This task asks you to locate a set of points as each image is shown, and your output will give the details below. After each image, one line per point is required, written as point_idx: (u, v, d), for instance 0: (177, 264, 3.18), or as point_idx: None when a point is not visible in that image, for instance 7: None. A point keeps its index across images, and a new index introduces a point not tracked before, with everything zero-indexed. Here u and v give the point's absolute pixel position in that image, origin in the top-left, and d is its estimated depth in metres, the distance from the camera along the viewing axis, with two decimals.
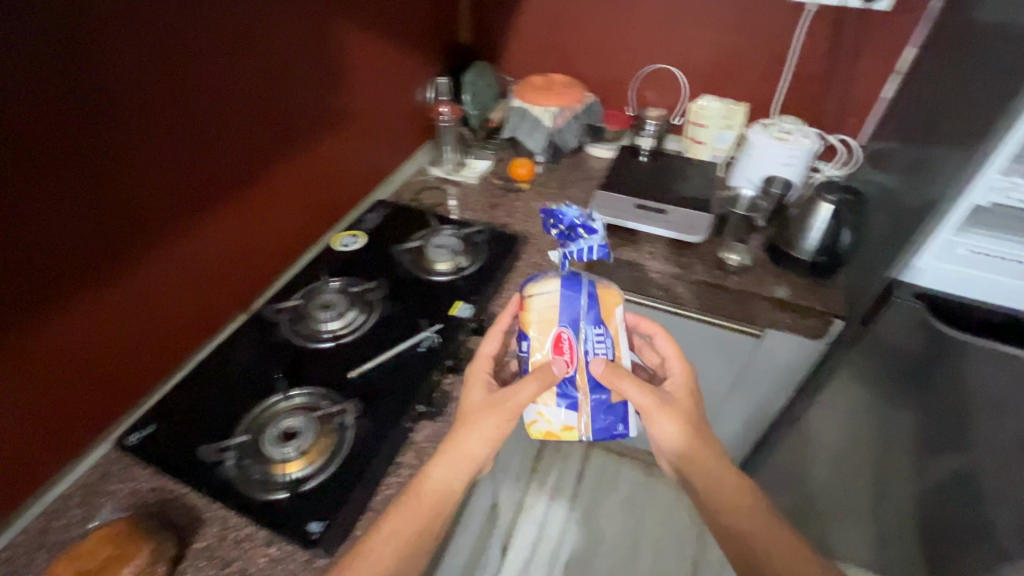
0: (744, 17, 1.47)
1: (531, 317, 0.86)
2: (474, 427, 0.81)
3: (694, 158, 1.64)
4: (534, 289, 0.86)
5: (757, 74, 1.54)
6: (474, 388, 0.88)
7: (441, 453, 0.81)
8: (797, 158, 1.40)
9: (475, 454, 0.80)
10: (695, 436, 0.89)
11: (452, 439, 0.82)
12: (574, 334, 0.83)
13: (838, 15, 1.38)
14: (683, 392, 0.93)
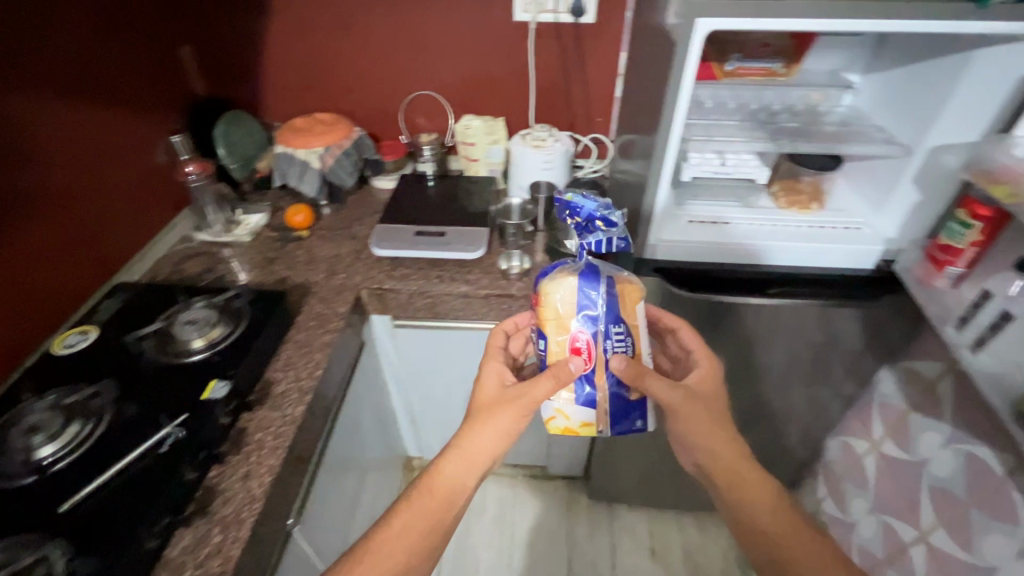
0: (481, 39, 1.54)
1: (549, 315, 0.90)
2: (486, 429, 0.89)
3: (473, 174, 1.70)
4: (549, 288, 0.89)
5: (509, 89, 1.63)
6: (490, 381, 0.96)
7: (452, 454, 0.90)
8: (554, 161, 1.52)
9: (485, 453, 0.90)
10: (720, 428, 0.92)
11: (465, 441, 0.90)
12: (594, 332, 0.88)
13: (558, 30, 1.51)
14: (705, 388, 0.95)
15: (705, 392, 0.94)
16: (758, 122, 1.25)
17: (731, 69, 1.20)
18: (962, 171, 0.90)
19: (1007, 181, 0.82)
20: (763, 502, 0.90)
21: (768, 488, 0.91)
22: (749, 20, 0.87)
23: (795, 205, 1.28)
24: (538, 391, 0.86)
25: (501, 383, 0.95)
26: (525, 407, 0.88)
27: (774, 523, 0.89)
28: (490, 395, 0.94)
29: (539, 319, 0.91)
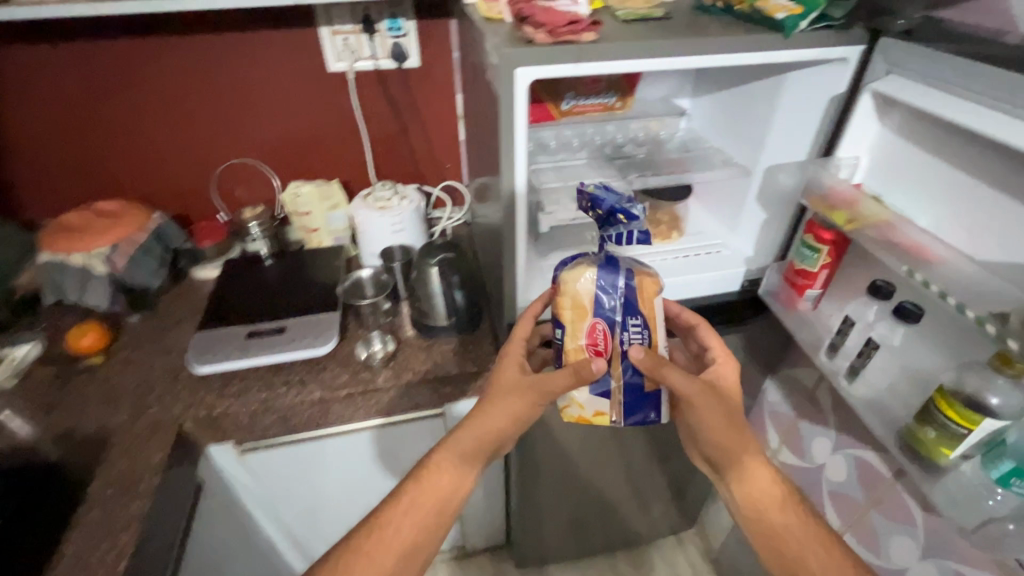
0: (294, 93, 1.34)
1: (564, 303, 0.80)
2: (502, 407, 0.84)
3: (318, 246, 1.48)
4: (565, 277, 0.79)
5: (340, 144, 1.44)
6: (509, 364, 0.88)
7: (469, 428, 0.86)
8: (404, 222, 1.36)
9: (497, 428, 0.85)
10: (744, 430, 0.81)
11: (481, 419, 0.85)
12: (609, 324, 0.79)
13: (381, 76, 1.35)
14: (729, 392, 0.83)
15: (722, 394, 0.81)
16: (605, 157, 1.21)
17: (567, 108, 1.13)
18: (801, 196, 0.88)
19: (846, 208, 0.80)
20: (777, 504, 0.81)
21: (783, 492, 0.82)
22: (568, 66, 0.78)
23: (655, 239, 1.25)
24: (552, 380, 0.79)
25: (518, 367, 0.88)
26: (534, 394, 0.83)
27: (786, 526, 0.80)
28: (508, 375, 0.87)
29: (555, 309, 0.81)
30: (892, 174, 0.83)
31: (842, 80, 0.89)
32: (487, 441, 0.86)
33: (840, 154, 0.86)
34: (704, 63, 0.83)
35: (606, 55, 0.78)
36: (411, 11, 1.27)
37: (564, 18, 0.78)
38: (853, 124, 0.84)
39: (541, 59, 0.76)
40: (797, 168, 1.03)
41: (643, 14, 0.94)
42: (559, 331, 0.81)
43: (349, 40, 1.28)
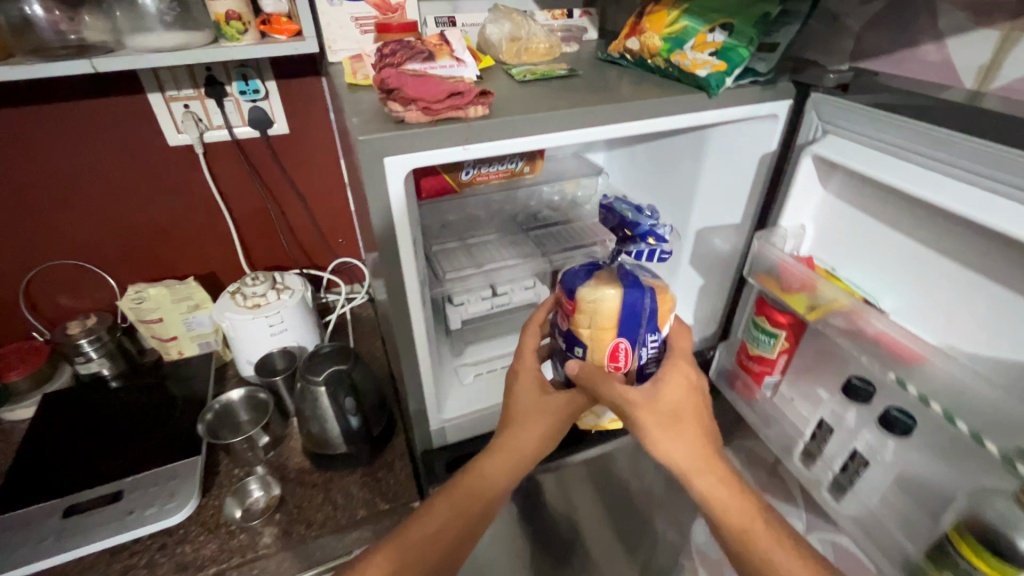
0: (126, 175, 1.06)
1: (582, 318, 0.62)
2: (527, 427, 0.67)
3: (179, 354, 1.19)
4: (586, 290, 0.60)
5: (198, 229, 1.17)
6: (522, 374, 0.70)
7: (494, 453, 0.66)
8: (286, 321, 1.10)
9: (529, 449, 0.66)
10: (701, 435, 0.60)
11: (508, 441, 0.66)
12: (632, 341, 0.63)
13: (241, 147, 1.11)
14: (673, 392, 0.61)
15: (662, 398, 0.60)
16: (518, 228, 1.05)
17: (468, 178, 0.95)
18: (748, 275, 0.77)
19: (802, 290, 0.68)
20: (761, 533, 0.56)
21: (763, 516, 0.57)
22: (455, 149, 0.59)
23: None
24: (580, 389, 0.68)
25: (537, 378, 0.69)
26: (571, 406, 0.67)
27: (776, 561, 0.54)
28: (524, 390, 0.69)
29: (570, 322, 0.64)
30: (842, 246, 0.72)
31: (772, 135, 0.79)
32: (513, 466, 0.66)
33: (783, 223, 0.74)
34: (622, 131, 0.68)
35: (502, 131, 0.61)
36: (268, 70, 1.04)
37: (442, 89, 0.59)
38: (794, 192, 0.72)
39: (418, 142, 0.57)
40: (732, 231, 0.91)
41: (544, 72, 0.79)
42: (573, 348, 0.65)
43: (192, 107, 1.03)
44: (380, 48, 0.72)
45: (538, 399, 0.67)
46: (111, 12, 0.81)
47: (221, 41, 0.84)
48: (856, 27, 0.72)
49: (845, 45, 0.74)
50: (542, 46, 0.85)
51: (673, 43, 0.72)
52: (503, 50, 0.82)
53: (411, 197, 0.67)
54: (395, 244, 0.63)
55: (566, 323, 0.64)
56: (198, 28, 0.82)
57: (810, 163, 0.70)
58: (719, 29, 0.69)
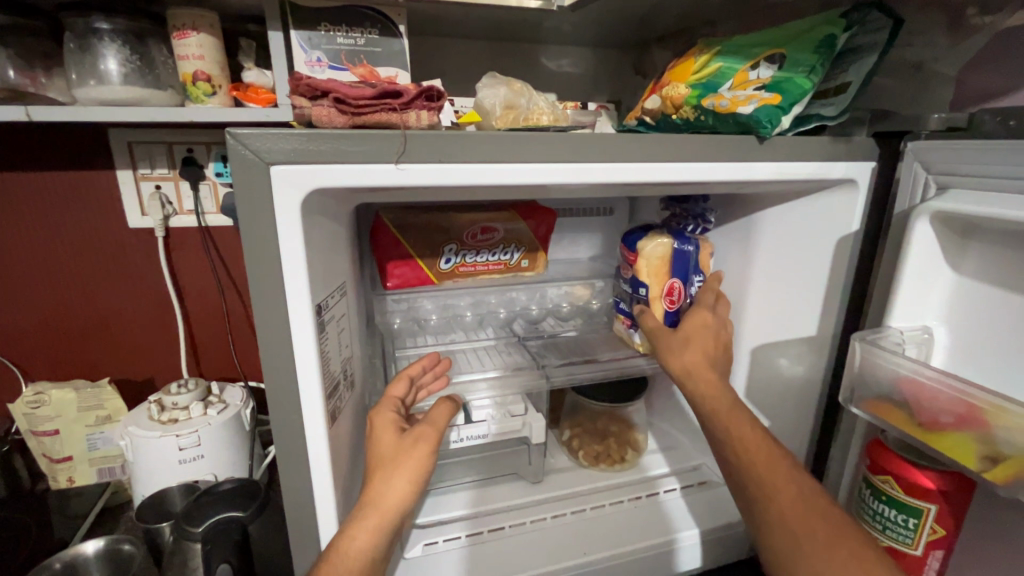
0: (72, 258, 0.93)
1: (639, 264, 0.71)
2: (394, 474, 0.48)
3: (69, 483, 0.91)
4: (643, 239, 0.70)
5: (143, 326, 0.99)
6: (382, 411, 0.54)
7: (362, 517, 0.47)
8: (202, 445, 0.84)
9: (402, 505, 0.48)
10: (710, 360, 0.58)
11: (375, 497, 0.47)
12: (683, 280, 0.71)
13: (209, 236, 0.98)
14: (698, 326, 0.60)
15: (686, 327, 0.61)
16: (513, 337, 0.80)
17: (449, 268, 0.75)
18: (848, 402, 0.49)
19: (961, 426, 0.39)
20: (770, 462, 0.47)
21: (780, 451, 0.48)
22: (383, 167, 0.40)
23: (601, 462, 0.76)
24: (438, 411, 0.55)
25: (395, 417, 0.54)
26: (436, 434, 0.52)
27: (776, 489, 0.45)
28: (382, 434, 0.51)
29: (629, 270, 0.73)
30: (1005, 360, 0.44)
31: (852, 211, 0.57)
32: (386, 530, 0.47)
33: (897, 324, 0.48)
34: (638, 177, 0.48)
35: (456, 151, 0.42)
36: None
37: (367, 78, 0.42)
38: (907, 276, 0.47)
39: (324, 148, 0.39)
40: (804, 349, 0.64)
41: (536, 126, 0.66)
42: (636, 293, 0.72)
43: (163, 189, 0.93)
44: None
45: (402, 443, 0.50)
46: (71, 71, 0.72)
47: (187, 104, 0.75)
48: (951, 72, 0.54)
49: (939, 96, 0.55)
50: (544, 116, 0.71)
51: (704, 87, 0.56)
52: (496, 115, 0.70)
53: (327, 248, 0.46)
54: (282, 306, 0.41)
55: (628, 272, 0.74)
56: (162, 87, 0.74)
57: (930, 231, 0.46)
58: (764, 62, 0.53)
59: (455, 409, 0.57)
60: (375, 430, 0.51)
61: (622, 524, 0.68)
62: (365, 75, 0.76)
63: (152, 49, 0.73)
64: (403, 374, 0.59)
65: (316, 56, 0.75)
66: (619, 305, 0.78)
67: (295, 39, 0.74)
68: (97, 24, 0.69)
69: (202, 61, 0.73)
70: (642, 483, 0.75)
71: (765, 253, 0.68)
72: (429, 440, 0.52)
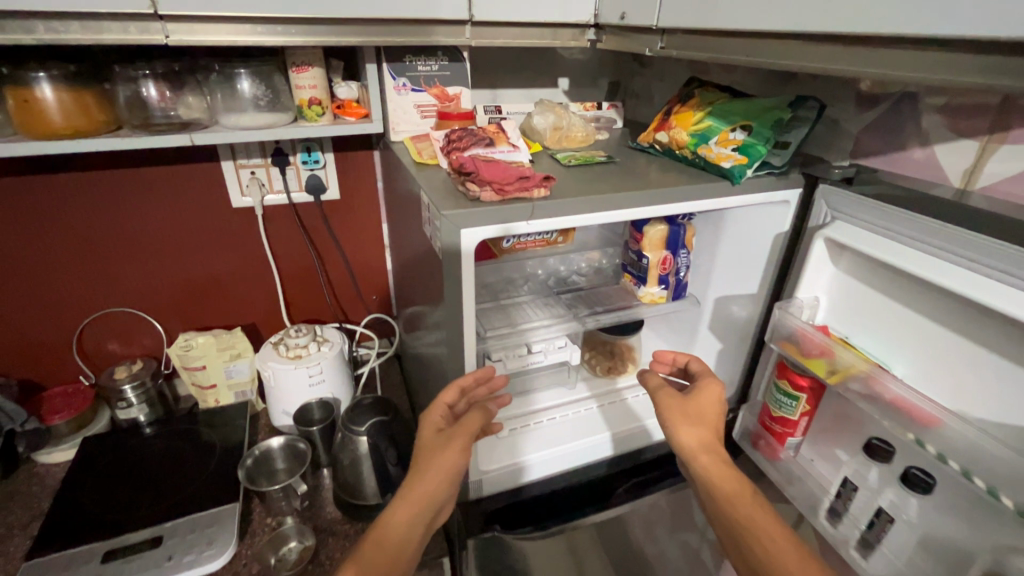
0: (189, 232, 1.15)
1: (646, 242, 1.01)
2: (428, 468, 0.73)
3: (215, 403, 1.23)
4: (649, 224, 1.00)
5: (246, 283, 1.25)
6: (431, 415, 0.80)
7: (403, 501, 0.72)
8: (324, 373, 1.15)
9: (433, 492, 0.73)
10: (714, 436, 0.78)
11: (412, 486, 0.73)
12: (674, 252, 1.03)
13: (295, 210, 1.21)
14: (706, 403, 0.81)
15: (696, 404, 0.81)
16: (550, 291, 1.12)
17: (509, 246, 1.04)
18: (768, 341, 0.84)
19: (821, 355, 0.75)
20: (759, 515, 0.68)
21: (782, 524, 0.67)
22: (520, 224, 0.69)
23: (611, 373, 1.14)
24: (471, 419, 0.79)
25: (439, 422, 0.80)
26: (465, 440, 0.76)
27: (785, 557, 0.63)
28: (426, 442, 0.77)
29: (637, 243, 1.03)
30: (851, 318, 0.80)
31: (785, 219, 0.89)
32: (418, 512, 0.72)
33: (800, 295, 0.83)
34: (656, 213, 0.79)
35: (558, 210, 0.71)
36: (329, 144, 1.16)
37: (510, 173, 0.69)
38: (808, 269, 0.81)
39: (489, 217, 0.67)
40: (748, 301, 1.00)
41: (586, 158, 0.90)
42: (640, 259, 1.04)
43: (258, 174, 1.14)
44: (447, 134, 0.83)
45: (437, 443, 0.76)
46: (213, 95, 0.90)
47: (300, 121, 0.95)
48: (853, 130, 0.85)
49: (844, 145, 0.86)
50: (581, 134, 0.98)
51: (699, 138, 0.84)
52: (547, 135, 0.95)
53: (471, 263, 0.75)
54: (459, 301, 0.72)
55: (636, 246, 1.04)
56: (284, 109, 0.94)
57: (822, 245, 0.79)
58: (740, 128, 0.81)
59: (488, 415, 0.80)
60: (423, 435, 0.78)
61: (567, 428, 1.04)
62: (439, 96, 0.98)
63: (276, 81, 0.92)
64: (455, 383, 0.84)
65: (402, 82, 0.97)
66: (628, 267, 1.10)
67: (387, 69, 0.95)
68: (237, 66, 0.89)
69: (315, 90, 0.94)
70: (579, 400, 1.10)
71: (729, 236, 1.00)
72: (459, 443, 0.76)
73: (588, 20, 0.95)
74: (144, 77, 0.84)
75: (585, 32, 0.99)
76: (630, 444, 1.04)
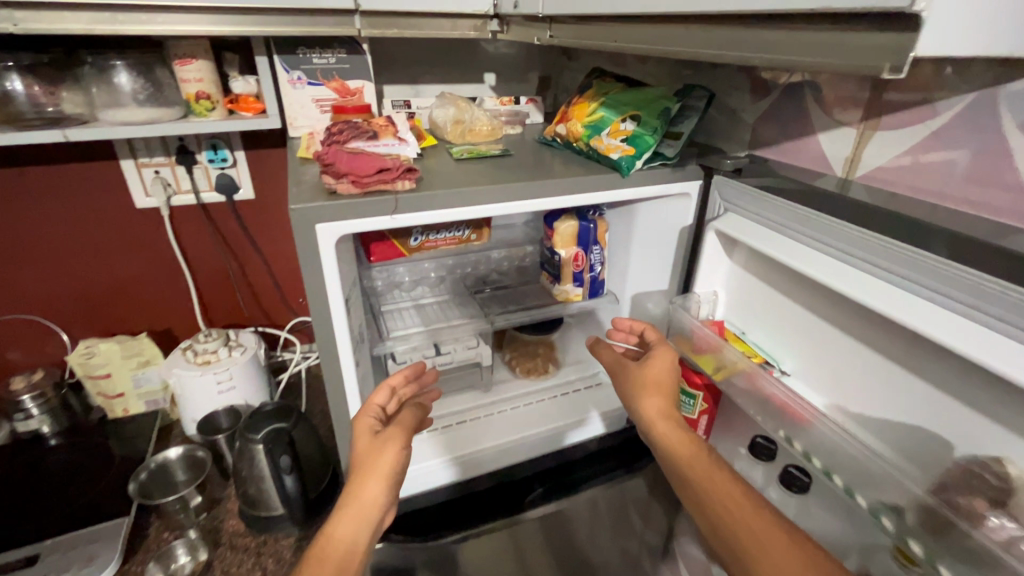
0: (91, 234, 1.10)
1: (557, 238, 0.98)
2: (373, 465, 0.65)
3: (124, 413, 1.18)
4: (559, 220, 0.97)
5: (158, 287, 1.20)
6: (363, 418, 0.72)
7: (345, 509, 0.63)
8: (234, 380, 1.11)
9: (381, 493, 0.64)
10: (672, 403, 0.71)
11: (353, 491, 0.64)
12: (586, 249, 1.00)
13: (206, 211, 1.17)
14: (660, 369, 0.74)
15: (650, 370, 0.74)
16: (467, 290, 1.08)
17: (417, 244, 0.98)
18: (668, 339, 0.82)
19: (709, 351, 0.73)
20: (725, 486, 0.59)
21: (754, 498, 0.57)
22: (383, 219, 0.66)
23: (531, 373, 1.10)
24: (405, 417, 0.74)
25: (374, 423, 0.72)
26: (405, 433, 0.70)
27: (752, 526, 0.54)
28: (362, 440, 0.69)
29: (549, 240, 1.01)
30: (747, 315, 0.78)
31: (687, 212, 0.87)
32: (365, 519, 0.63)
33: (697, 291, 0.81)
34: (541, 207, 0.76)
35: (428, 204, 0.68)
36: (238, 142, 1.12)
37: (372, 163, 0.67)
38: (703, 263, 0.79)
39: (346, 213, 0.64)
40: (660, 297, 0.97)
41: (480, 152, 0.88)
42: (553, 256, 1.01)
43: (162, 173, 1.10)
44: (329, 128, 0.80)
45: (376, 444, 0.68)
46: (89, 89, 0.86)
47: (190, 117, 0.92)
48: (751, 121, 0.82)
49: (743, 136, 0.84)
50: (485, 128, 0.96)
51: (592, 130, 0.81)
52: (447, 130, 0.93)
53: (344, 261, 0.72)
54: (324, 301, 0.68)
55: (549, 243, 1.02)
56: (169, 104, 0.90)
57: (715, 239, 0.77)
58: (630, 118, 0.78)
59: (421, 414, 0.78)
60: (357, 430, 0.70)
61: (494, 427, 0.99)
62: (338, 91, 0.95)
63: (159, 75, 0.89)
64: (385, 385, 0.79)
65: (297, 76, 0.93)
66: (545, 265, 1.06)
67: (279, 61, 0.92)
68: (113, 59, 0.85)
69: (201, 82, 0.90)
70: (512, 398, 1.06)
71: (641, 232, 0.97)
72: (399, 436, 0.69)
73: (488, 11, 0.92)
74: (9, 70, 0.80)
75: (488, 23, 0.96)
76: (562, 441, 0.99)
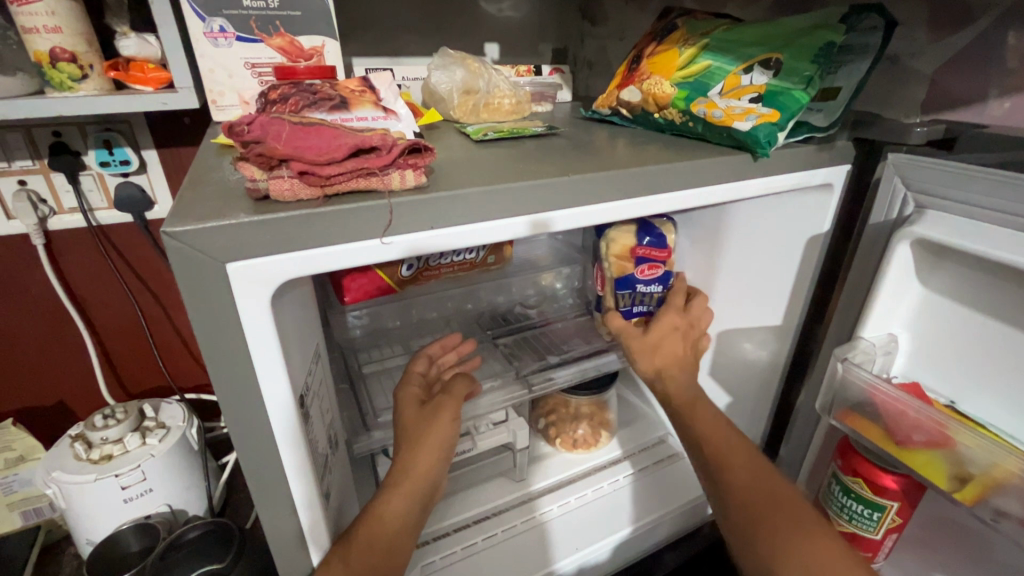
0: None
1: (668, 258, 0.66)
2: (427, 438, 0.49)
3: None
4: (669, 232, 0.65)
5: (39, 347, 0.85)
6: (406, 386, 0.55)
7: (392, 486, 0.46)
8: (145, 482, 0.75)
9: (432, 473, 0.48)
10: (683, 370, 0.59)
11: (406, 465, 0.47)
12: None
13: (105, 236, 0.82)
14: (667, 333, 0.61)
15: (654, 330, 0.61)
16: (483, 333, 0.76)
17: (411, 274, 0.66)
18: (825, 410, 0.52)
19: (928, 446, 0.44)
20: (739, 455, 0.50)
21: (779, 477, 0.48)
22: (368, 244, 0.35)
23: (578, 447, 0.78)
24: (458, 384, 0.56)
25: (419, 392, 0.55)
26: (457, 403, 0.53)
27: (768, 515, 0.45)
28: (409, 407, 0.52)
29: (660, 266, 0.65)
30: (960, 372, 0.49)
31: (825, 213, 0.58)
32: (416, 498, 0.47)
33: (872, 337, 0.51)
34: (626, 214, 0.46)
35: (456, 211, 0.37)
36: (147, 137, 0.78)
37: (341, 143, 0.34)
38: (882, 292, 0.49)
39: (297, 233, 0.33)
40: (768, 335, 0.67)
41: (512, 130, 0.57)
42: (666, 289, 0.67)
43: (31, 184, 0.75)
44: (265, 93, 0.47)
45: (425, 414, 0.51)
46: None
47: (48, 91, 0.59)
48: (926, 70, 0.54)
49: (912, 95, 0.56)
50: (506, 101, 0.65)
51: (692, 88, 0.52)
52: (455, 103, 0.62)
53: (295, 325, 0.40)
54: (262, 401, 0.36)
55: (653, 273, 0.66)
56: (8, 71, 0.57)
57: (908, 253, 0.48)
58: (758, 67, 0.50)
59: (472, 381, 0.57)
60: (400, 399, 0.53)
61: (521, 546, 0.66)
62: (286, 49, 0.63)
63: None
64: (422, 353, 0.61)
65: (217, 26, 0.61)
66: (634, 311, 0.67)
67: (188, 2, 0.59)
68: None
69: (59, 35, 0.57)
70: (525, 505, 0.71)
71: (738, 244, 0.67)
72: (451, 407, 0.53)
73: None
74: None
75: None
76: (628, 550, 0.70)
